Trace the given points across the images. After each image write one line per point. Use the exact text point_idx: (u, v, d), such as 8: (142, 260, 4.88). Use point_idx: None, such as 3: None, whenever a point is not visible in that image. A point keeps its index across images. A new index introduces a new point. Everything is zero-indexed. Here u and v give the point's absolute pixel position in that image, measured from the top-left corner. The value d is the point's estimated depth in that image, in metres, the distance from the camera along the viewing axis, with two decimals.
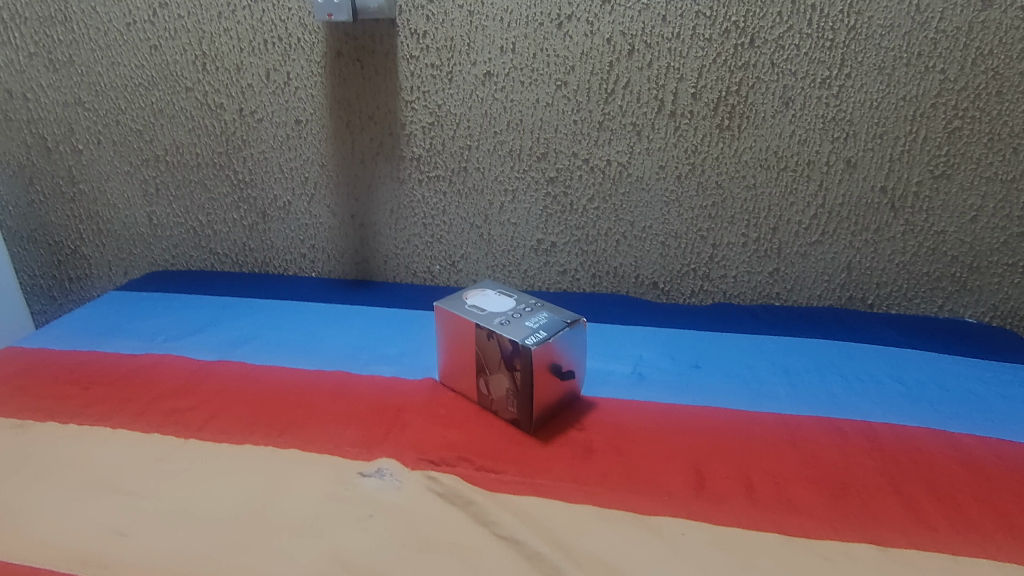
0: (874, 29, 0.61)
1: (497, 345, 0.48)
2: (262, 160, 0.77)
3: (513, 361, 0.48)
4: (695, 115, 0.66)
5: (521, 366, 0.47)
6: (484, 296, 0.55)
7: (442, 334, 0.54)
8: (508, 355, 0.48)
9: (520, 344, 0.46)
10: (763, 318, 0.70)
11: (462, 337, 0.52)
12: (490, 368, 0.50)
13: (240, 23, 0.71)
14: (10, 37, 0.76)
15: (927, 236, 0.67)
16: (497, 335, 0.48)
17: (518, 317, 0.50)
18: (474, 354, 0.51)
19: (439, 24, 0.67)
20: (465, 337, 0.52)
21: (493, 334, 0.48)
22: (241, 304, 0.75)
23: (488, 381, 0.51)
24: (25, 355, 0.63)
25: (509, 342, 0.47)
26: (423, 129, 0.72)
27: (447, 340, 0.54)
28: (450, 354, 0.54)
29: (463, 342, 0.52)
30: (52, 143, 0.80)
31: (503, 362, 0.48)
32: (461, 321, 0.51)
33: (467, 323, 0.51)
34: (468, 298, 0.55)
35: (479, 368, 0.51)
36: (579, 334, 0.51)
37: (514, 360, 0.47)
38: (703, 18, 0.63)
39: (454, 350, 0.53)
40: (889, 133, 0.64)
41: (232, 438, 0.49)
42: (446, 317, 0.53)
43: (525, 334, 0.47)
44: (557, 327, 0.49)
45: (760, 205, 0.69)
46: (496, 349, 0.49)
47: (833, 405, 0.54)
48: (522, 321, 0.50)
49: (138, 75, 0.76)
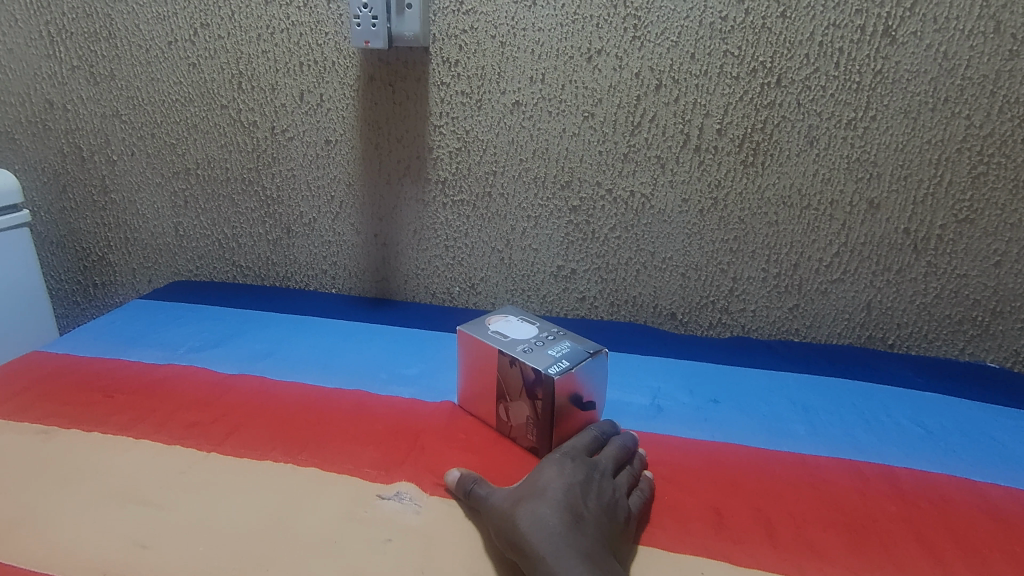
0: (901, 74, 0.61)
1: (519, 372, 0.49)
2: (290, 177, 0.79)
3: (535, 389, 0.48)
4: (720, 151, 0.67)
5: (543, 395, 0.47)
6: (506, 322, 0.55)
7: (464, 358, 0.55)
8: (530, 383, 0.48)
9: (543, 372, 0.46)
10: (780, 354, 0.70)
11: (485, 362, 0.52)
12: (511, 394, 0.50)
13: (277, 45, 0.73)
14: (56, 51, 0.79)
15: (949, 279, 0.67)
16: (521, 362, 0.48)
17: (541, 345, 0.51)
18: (496, 380, 0.52)
19: (471, 53, 0.69)
20: (487, 363, 0.52)
21: (516, 361, 0.49)
22: (261, 318, 0.76)
23: (508, 408, 0.51)
24: (51, 360, 0.64)
25: (532, 371, 0.47)
26: (450, 154, 0.74)
27: (469, 364, 0.54)
28: (471, 378, 0.54)
29: (485, 368, 0.52)
30: (88, 153, 0.83)
31: (525, 389, 0.49)
32: (483, 346, 0.52)
33: (490, 348, 0.51)
34: (490, 322, 0.55)
35: (499, 394, 0.52)
36: (601, 365, 0.51)
37: (536, 389, 0.48)
38: (731, 57, 0.64)
39: (476, 376, 0.54)
40: (914, 175, 0.64)
41: (253, 454, 0.50)
42: (469, 341, 0.53)
43: (548, 363, 0.48)
44: (579, 357, 0.49)
45: (781, 240, 0.69)
46: (518, 376, 0.49)
47: (853, 447, 0.53)
48: (545, 349, 0.50)
49: (176, 92, 0.78)
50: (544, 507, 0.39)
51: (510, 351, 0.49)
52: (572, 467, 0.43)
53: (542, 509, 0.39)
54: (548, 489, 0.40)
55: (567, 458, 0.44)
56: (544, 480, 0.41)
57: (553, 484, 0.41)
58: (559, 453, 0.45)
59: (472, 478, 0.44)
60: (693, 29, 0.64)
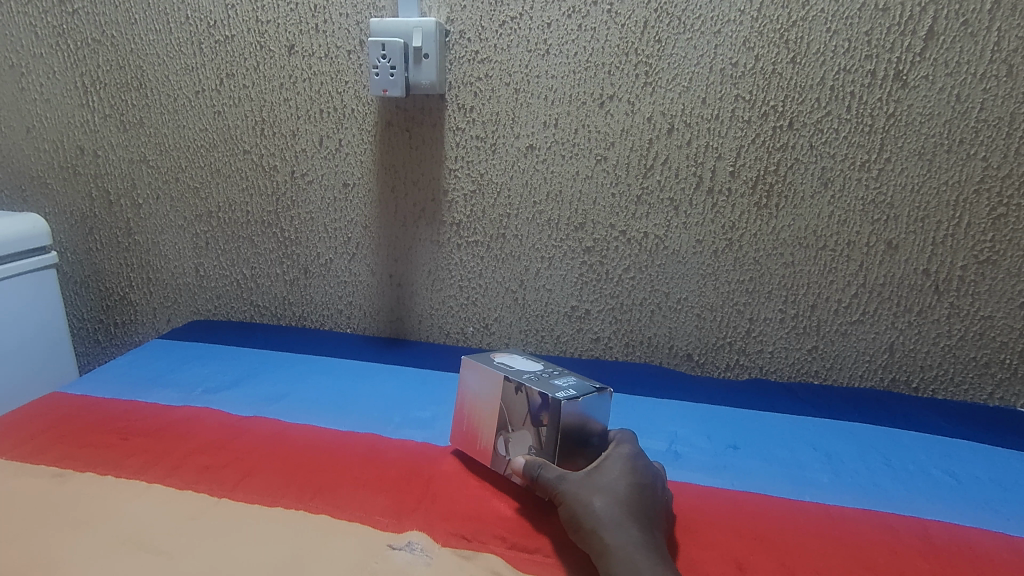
0: (914, 117, 0.61)
1: (525, 399, 0.48)
2: (308, 220, 0.80)
3: (541, 416, 0.48)
4: (733, 193, 0.67)
5: (549, 422, 0.47)
6: (514, 357, 0.55)
7: (467, 390, 0.54)
8: (536, 409, 0.48)
9: (550, 397, 0.46)
10: (800, 398, 0.68)
11: (489, 393, 0.52)
12: (513, 426, 0.50)
13: (299, 93, 0.76)
14: (89, 100, 0.82)
15: (974, 320, 0.66)
16: (528, 387, 0.48)
17: (547, 376, 0.50)
18: (497, 410, 0.51)
19: (486, 100, 0.71)
20: (491, 393, 0.52)
21: (523, 386, 0.49)
22: (276, 358, 0.77)
23: (508, 442, 0.50)
24: (71, 401, 0.65)
25: (538, 395, 0.47)
26: (465, 197, 0.75)
27: (472, 397, 0.53)
28: (473, 412, 0.53)
29: (488, 399, 0.52)
30: (114, 197, 0.85)
31: (530, 418, 0.48)
32: (489, 376, 0.52)
33: (495, 375, 0.51)
34: (497, 356, 0.55)
35: (501, 425, 0.51)
36: (607, 406, 0.50)
37: (541, 415, 0.47)
38: (743, 101, 0.65)
39: (478, 409, 0.53)
40: (932, 217, 0.64)
41: (265, 500, 0.49)
42: (474, 372, 0.53)
43: (555, 390, 0.47)
44: (586, 388, 0.48)
45: (798, 281, 0.69)
46: (523, 403, 0.49)
47: (881, 498, 0.51)
48: (552, 379, 0.50)
49: (201, 138, 0.81)
50: (617, 499, 0.42)
51: (516, 378, 0.49)
52: (640, 468, 0.46)
53: (616, 501, 0.42)
54: (623, 486, 0.43)
55: (631, 456, 0.47)
56: (614, 474, 0.44)
57: (627, 483, 0.44)
58: (620, 450, 0.48)
59: (540, 461, 0.46)
60: (704, 75, 0.65)
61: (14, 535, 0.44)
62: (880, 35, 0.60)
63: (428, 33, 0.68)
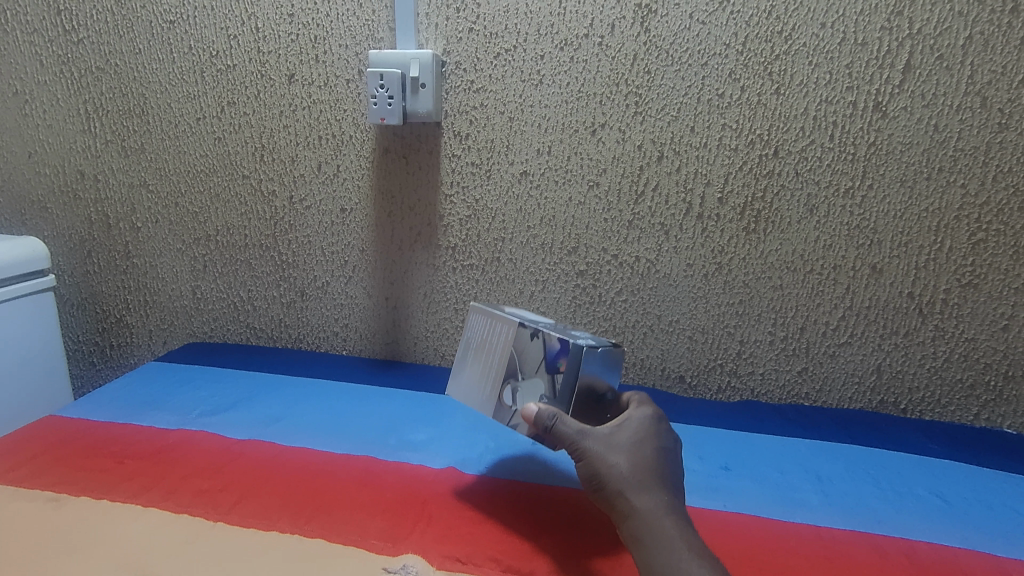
0: (895, 146, 0.64)
1: (542, 344, 0.49)
2: (306, 244, 0.81)
3: (557, 364, 0.48)
4: (722, 218, 0.69)
5: (566, 369, 0.48)
6: (522, 315, 0.56)
7: (481, 338, 0.55)
8: (553, 356, 0.48)
9: (570, 342, 0.47)
10: (791, 419, 0.69)
11: (503, 341, 0.52)
12: (524, 373, 0.50)
13: (299, 120, 0.78)
14: (92, 126, 0.84)
15: (958, 343, 0.67)
16: (546, 334, 0.49)
17: (563, 330, 0.52)
18: (508, 357, 0.51)
19: (481, 128, 0.73)
20: (504, 340, 0.52)
21: (540, 333, 0.49)
22: (272, 381, 0.77)
23: (515, 390, 0.50)
24: (67, 424, 0.65)
25: (557, 341, 0.48)
26: (460, 222, 0.76)
27: (484, 345, 0.54)
28: (482, 361, 0.54)
29: (501, 347, 0.52)
30: (113, 221, 0.86)
31: (545, 364, 0.49)
32: (506, 322, 0.52)
33: (511, 323, 0.52)
34: (509, 313, 0.56)
35: (509, 373, 0.51)
36: (617, 363, 0.52)
37: (558, 362, 0.48)
38: (730, 130, 0.67)
39: (488, 357, 0.53)
40: (914, 241, 0.65)
41: (260, 523, 0.49)
42: (490, 319, 0.54)
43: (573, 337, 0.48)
44: (603, 343, 0.50)
45: (787, 304, 0.70)
46: (539, 350, 0.49)
47: (870, 519, 0.52)
48: (568, 333, 0.51)
49: (201, 163, 0.82)
50: (642, 463, 0.44)
51: (534, 323, 0.50)
52: (657, 433, 0.48)
53: (639, 464, 0.44)
54: (645, 451, 0.46)
55: (650, 421, 0.49)
56: (635, 437, 0.47)
57: (649, 448, 0.46)
58: (638, 413, 0.50)
59: (555, 411, 0.46)
60: (692, 105, 0.67)
61: (15, 562, 0.44)
62: (860, 68, 0.63)
63: (425, 64, 0.70)
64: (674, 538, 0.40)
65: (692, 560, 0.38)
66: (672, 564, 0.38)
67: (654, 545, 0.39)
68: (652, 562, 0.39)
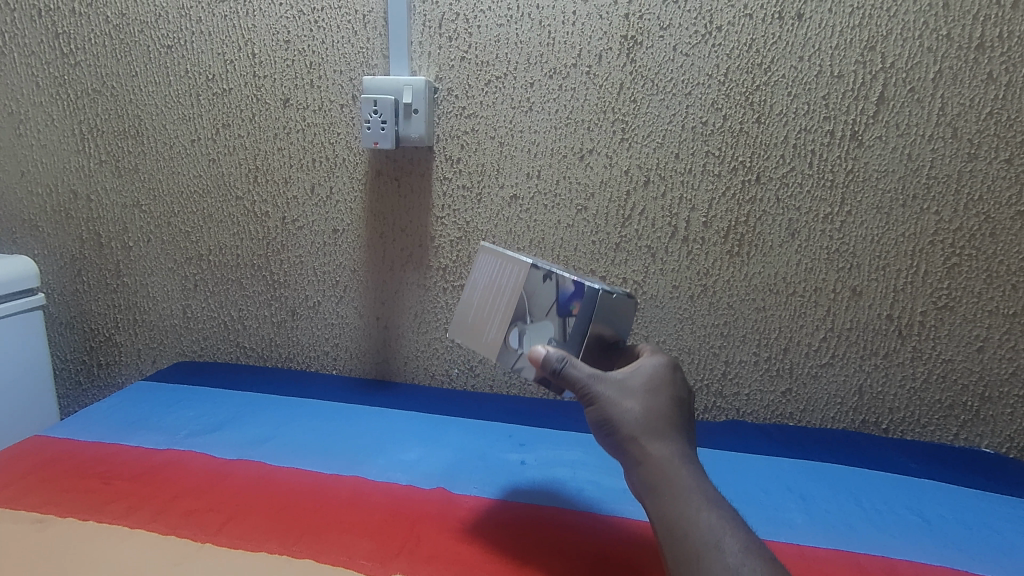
0: (871, 173, 0.66)
1: (554, 287, 0.50)
2: (297, 264, 0.82)
3: (569, 307, 0.50)
4: (706, 241, 0.71)
5: (578, 311, 0.50)
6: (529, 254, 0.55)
7: (488, 281, 0.54)
8: (565, 299, 0.50)
9: (584, 285, 0.49)
10: (775, 438, 0.70)
11: (512, 283, 0.52)
12: (534, 316, 0.51)
13: (293, 143, 0.79)
14: (86, 146, 0.85)
15: (935, 363, 0.69)
16: (559, 276, 0.50)
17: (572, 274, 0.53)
18: (516, 299, 0.51)
19: (472, 152, 0.74)
20: (513, 280, 0.52)
21: (553, 275, 0.50)
22: (262, 401, 0.77)
23: (522, 333, 0.51)
24: (53, 445, 0.65)
25: (571, 284, 0.50)
26: (451, 243, 0.78)
27: (491, 288, 0.54)
28: (488, 305, 0.53)
29: (509, 289, 0.52)
30: (105, 240, 0.87)
31: (556, 307, 0.50)
32: (515, 262, 0.52)
33: (522, 264, 0.51)
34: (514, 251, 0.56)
35: (517, 316, 0.51)
36: (630, 314, 0.53)
37: (570, 304, 0.50)
38: (713, 157, 0.69)
39: (494, 299, 0.53)
40: (892, 265, 0.68)
41: (248, 544, 0.49)
42: (498, 258, 0.54)
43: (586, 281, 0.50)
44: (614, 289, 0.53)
45: (770, 326, 0.72)
46: (551, 292, 0.50)
47: (852, 537, 0.53)
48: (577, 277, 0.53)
49: (195, 183, 0.83)
50: (654, 410, 0.47)
51: (547, 265, 0.50)
52: (670, 379, 0.50)
53: (651, 412, 0.47)
54: (659, 398, 0.48)
55: (664, 367, 0.51)
56: (649, 384, 0.49)
57: (662, 397, 0.48)
58: (652, 360, 0.51)
59: (563, 355, 0.48)
60: (676, 132, 0.69)
61: (23, 564, 0.46)
62: (836, 99, 0.65)
63: (418, 90, 0.72)
64: (686, 486, 0.43)
65: (705, 511, 0.42)
66: (687, 514, 0.41)
67: (669, 493, 0.43)
68: (666, 508, 0.42)
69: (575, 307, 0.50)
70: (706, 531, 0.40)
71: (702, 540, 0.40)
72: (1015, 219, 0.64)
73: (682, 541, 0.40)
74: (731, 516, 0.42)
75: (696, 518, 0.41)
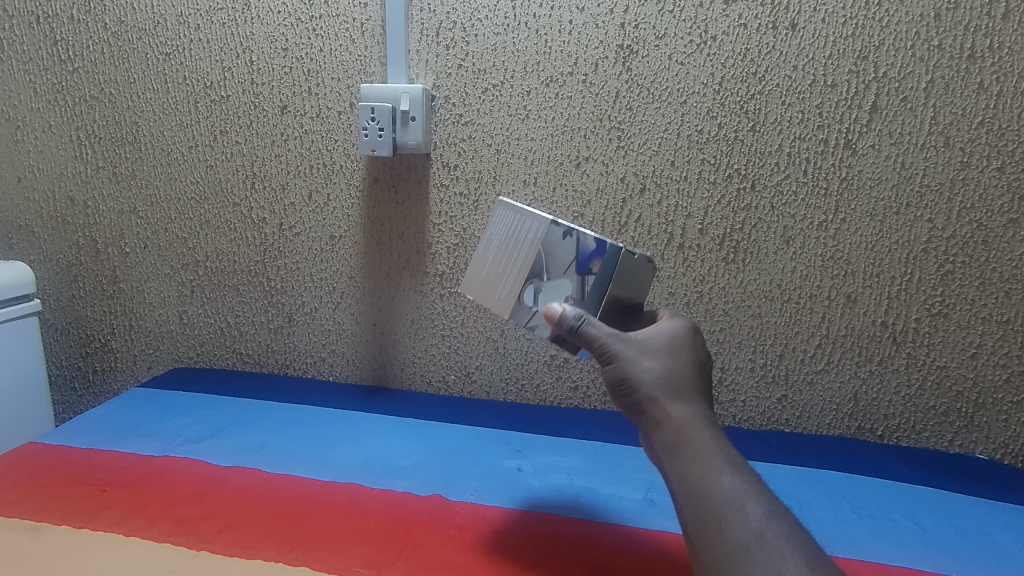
0: (865, 181, 0.67)
1: (574, 244, 0.50)
2: (294, 270, 0.82)
3: (588, 265, 0.51)
4: (702, 248, 0.71)
5: (598, 269, 0.51)
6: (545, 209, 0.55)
7: (504, 236, 0.54)
8: (585, 257, 0.51)
9: (605, 244, 0.50)
10: (771, 445, 0.71)
11: (530, 239, 0.52)
12: (550, 274, 0.51)
13: (290, 150, 0.79)
14: (83, 152, 0.85)
15: (930, 370, 0.69)
16: (579, 234, 0.50)
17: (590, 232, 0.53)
18: (534, 256, 0.51)
19: (469, 159, 0.75)
20: (532, 235, 0.51)
21: (573, 232, 0.50)
22: (258, 407, 0.77)
23: (538, 290, 0.51)
24: (47, 452, 0.64)
25: (591, 242, 0.50)
26: (447, 249, 0.78)
27: (507, 243, 0.54)
28: (503, 262, 0.53)
29: (528, 245, 0.52)
30: (101, 245, 0.87)
31: (576, 264, 0.51)
32: (534, 217, 0.52)
33: (540, 220, 0.51)
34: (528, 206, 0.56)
35: (534, 273, 0.51)
36: (646, 277, 0.55)
37: (590, 262, 0.51)
38: (708, 165, 0.69)
39: (510, 254, 0.53)
40: (886, 272, 0.68)
41: (244, 552, 0.49)
42: (516, 213, 0.53)
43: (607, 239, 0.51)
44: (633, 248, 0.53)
45: (766, 332, 0.72)
46: (570, 249, 0.50)
47: (848, 543, 0.53)
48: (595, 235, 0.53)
49: (192, 190, 0.83)
50: (674, 372, 0.48)
51: (567, 222, 0.50)
52: (690, 342, 0.51)
53: (670, 375, 0.48)
54: (679, 361, 0.49)
55: (684, 331, 0.51)
56: (669, 346, 0.49)
57: (682, 360, 0.49)
58: (671, 323, 0.52)
59: (581, 314, 0.48)
60: (672, 140, 0.70)
61: (20, 567, 0.46)
62: (830, 108, 0.66)
63: (415, 98, 0.72)
64: (706, 448, 0.44)
65: (728, 475, 0.42)
66: (710, 477, 0.42)
67: (690, 455, 0.44)
68: (686, 468, 0.43)
69: (596, 265, 0.51)
70: (729, 496, 0.41)
71: (725, 504, 0.40)
72: (1007, 227, 0.65)
73: (704, 505, 0.41)
74: (753, 481, 0.42)
75: (719, 482, 0.42)
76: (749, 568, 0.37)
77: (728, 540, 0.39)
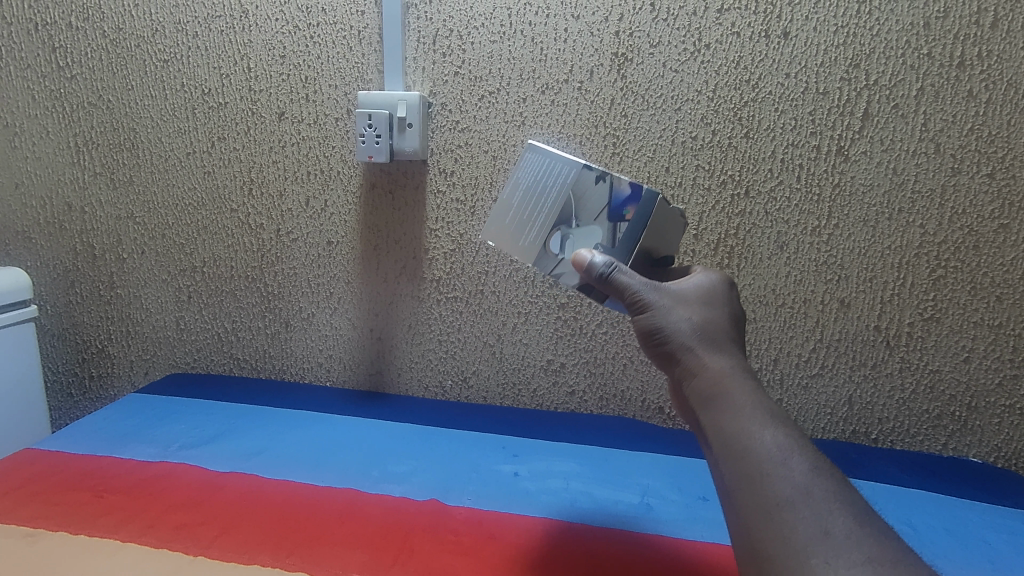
0: (857, 187, 0.67)
1: (607, 189, 0.53)
2: (292, 276, 0.83)
3: (621, 212, 0.53)
4: (697, 253, 0.72)
5: (632, 216, 0.53)
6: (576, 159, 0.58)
7: (532, 180, 0.56)
8: (618, 203, 0.53)
9: (638, 189, 0.52)
10: None
11: (563, 184, 0.54)
12: (579, 220, 0.53)
13: (287, 156, 0.80)
14: (81, 159, 0.85)
15: (923, 373, 0.70)
16: (613, 179, 0.52)
17: None
18: (566, 202, 0.54)
19: (466, 165, 0.75)
20: (564, 180, 0.54)
21: (607, 178, 0.52)
22: (256, 413, 0.77)
23: (566, 237, 0.54)
24: (44, 458, 0.64)
25: (626, 187, 0.52)
26: (444, 254, 0.78)
27: (536, 189, 0.56)
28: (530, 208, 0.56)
29: (560, 189, 0.54)
30: (99, 251, 0.87)
31: (607, 211, 0.53)
32: (567, 163, 0.54)
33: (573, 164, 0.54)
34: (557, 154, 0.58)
35: (564, 219, 0.54)
36: (677, 233, 0.56)
37: (624, 208, 0.53)
38: (703, 171, 0.70)
39: (539, 200, 0.55)
40: (878, 277, 0.69)
41: (241, 557, 0.49)
42: (548, 158, 0.55)
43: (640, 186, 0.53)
44: None
45: (760, 336, 0.73)
46: (603, 193, 0.53)
47: None
48: None
49: (190, 196, 0.84)
50: (709, 322, 0.48)
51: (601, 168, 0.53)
52: (724, 296, 0.51)
53: (705, 326, 0.48)
54: (715, 313, 0.49)
55: (719, 286, 0.52)
56: (702, 299, 0.50)
57: (717, 312, 0.50)
58: (705, 278, 0.52)
59: (611, 261, 0.49)
60: (667, 147, 0.70)
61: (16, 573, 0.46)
62: (822, 115, 0.67)
63: (412, 105, 0.73)
64: (743, 401, 0.44)
65: (770, 430, 0.42)
66: (749, 430, 0.42)
67: (727, 407, 0.44)
68: (720, 420, 0.44)
69: (628, 211, 0.53)
70: (772, 449, 0.40)
71: (765, 458, 0.40)
72: (998, 232, 0.65)
73: (745, 458, 0.41)
74: (796, 436, 0.42)
75: (759, 436, 0.41)
76: (792, 525, 0.37)
77: (771, 491, 0.38)
